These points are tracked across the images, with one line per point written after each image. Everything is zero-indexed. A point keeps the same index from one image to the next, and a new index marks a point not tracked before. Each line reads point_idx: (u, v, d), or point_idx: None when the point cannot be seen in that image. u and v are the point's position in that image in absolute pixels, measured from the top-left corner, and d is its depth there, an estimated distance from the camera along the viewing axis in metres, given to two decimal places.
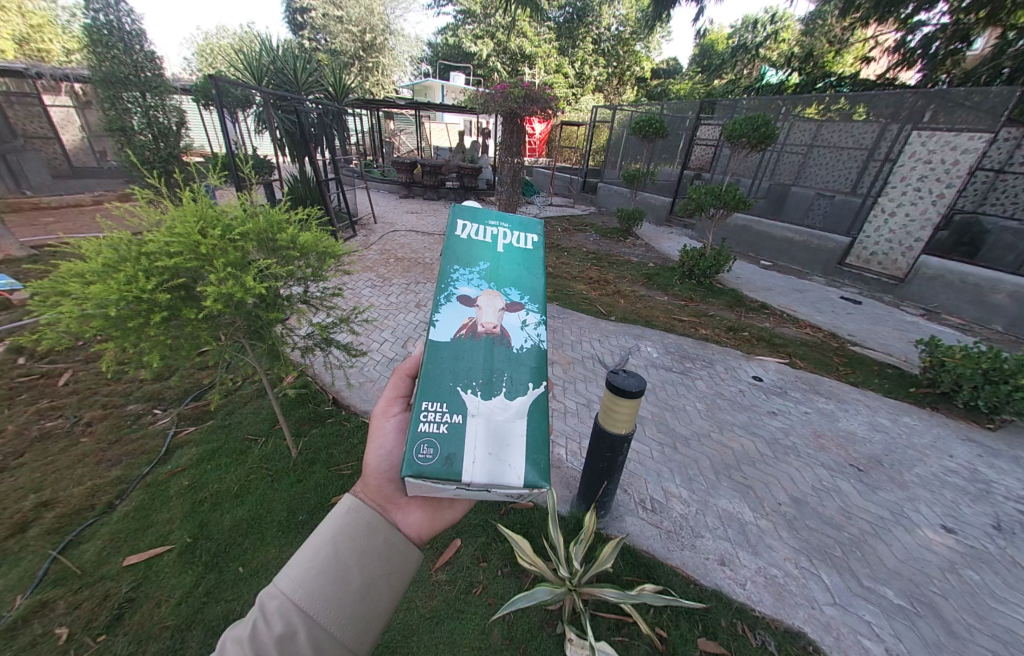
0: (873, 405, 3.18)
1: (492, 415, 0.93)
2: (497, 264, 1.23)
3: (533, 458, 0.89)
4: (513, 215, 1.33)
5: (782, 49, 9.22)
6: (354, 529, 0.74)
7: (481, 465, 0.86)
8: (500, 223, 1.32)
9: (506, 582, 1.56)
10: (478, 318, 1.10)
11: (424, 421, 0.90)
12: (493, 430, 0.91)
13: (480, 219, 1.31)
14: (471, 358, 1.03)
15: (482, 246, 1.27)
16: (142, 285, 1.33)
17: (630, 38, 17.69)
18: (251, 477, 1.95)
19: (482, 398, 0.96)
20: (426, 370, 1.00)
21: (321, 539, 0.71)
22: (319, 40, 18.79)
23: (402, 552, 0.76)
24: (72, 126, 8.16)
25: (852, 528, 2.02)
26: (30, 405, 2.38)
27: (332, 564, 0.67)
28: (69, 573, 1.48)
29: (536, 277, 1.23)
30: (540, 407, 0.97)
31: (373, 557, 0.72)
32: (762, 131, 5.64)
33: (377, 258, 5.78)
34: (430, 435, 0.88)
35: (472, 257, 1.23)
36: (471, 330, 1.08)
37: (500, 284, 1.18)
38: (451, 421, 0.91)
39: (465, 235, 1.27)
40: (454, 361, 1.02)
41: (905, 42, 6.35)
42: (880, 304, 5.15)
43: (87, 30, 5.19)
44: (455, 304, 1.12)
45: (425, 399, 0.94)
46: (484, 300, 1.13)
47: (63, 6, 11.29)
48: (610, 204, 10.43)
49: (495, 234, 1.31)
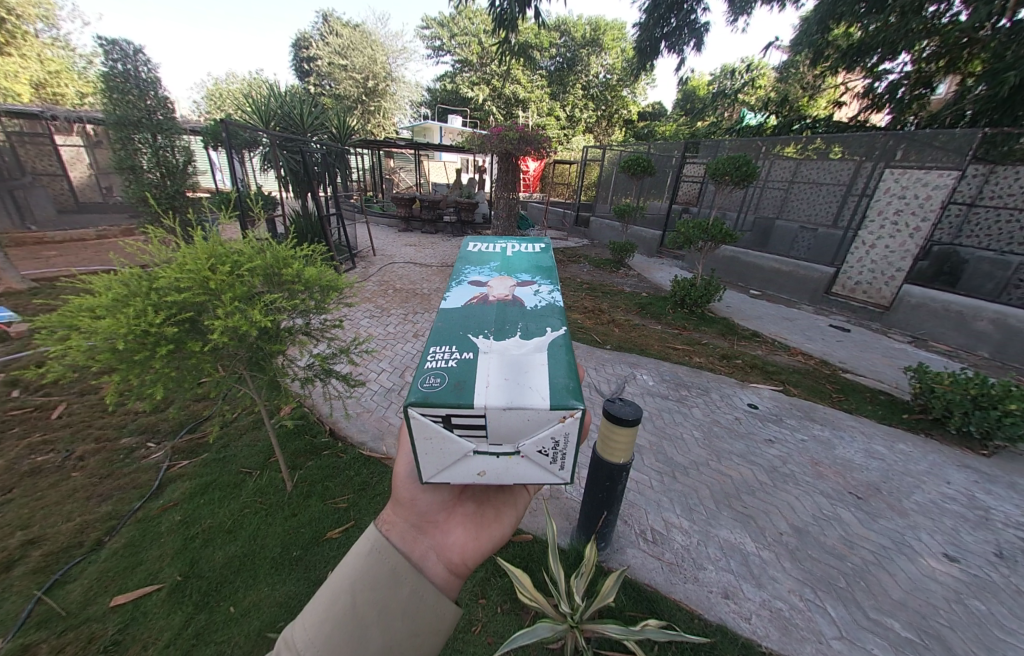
0: (868, 431, 3.21)
1: (506, 352, 0.99)
2: (506, 264, 1.53)
3: (554, 381, 0.90)
4: (516, 238, 1.74)
5: (759, 94, 10.01)
6: (376, 578, 0.76)
7: (495, 386, 0.87)
8: (507, 244, 1.71)
9: (505, 620, 1.52)
10: (490, 292, 1.30)
11: (434, 359, 0.97)
12: (507, 362, 0.95)
13: (489, 242, 1.74)
14: (483, 315, 1.17)
15: (492, 255, 1.61)
16: (151, 319, 1.38)
17: (617, 85, 19.09)
18: (245, 511, 1.91)
19: (492, 340, 1.04)
20: (437, 327, 1.12)
21: (342, 586, 0.74)
22: (325, 86, 20.05)
23: (427, 608, 0.76)
24: (81, 164, 8.69)
25: (855, 558, 2.00)
26: (21, 439, 2.35)
27: (349, 621, 0.70)
28: (53, 615, 1.43)
29: (540, 268, 1.50)
30: (556, 346, 1.03)
31: (396, 614, 0.73)
32: (744, 170, 6.03)
33: (376, 290, 5.90)
34: (439, 368, 0.93)
35: (483, 260, 1.55)
36: (482, 299, 1.26)
37: (509, 273, 1.44)
38: (460, 358, 0.97)
39: (477, 250, 1.64)
40: (466, 319, 1.16)
41: (873, 88, 6.92)
42: (868, 332, 5.30)
43: (104, 78, 5.55)
44: (466, 288, 1.36)
45: (435, 343, 1.03)
46: (495, 281, 1.37)
47: (81, 55, 12.33)
48: (602, 237, 10.85)
49: (503, 249, 1.68)
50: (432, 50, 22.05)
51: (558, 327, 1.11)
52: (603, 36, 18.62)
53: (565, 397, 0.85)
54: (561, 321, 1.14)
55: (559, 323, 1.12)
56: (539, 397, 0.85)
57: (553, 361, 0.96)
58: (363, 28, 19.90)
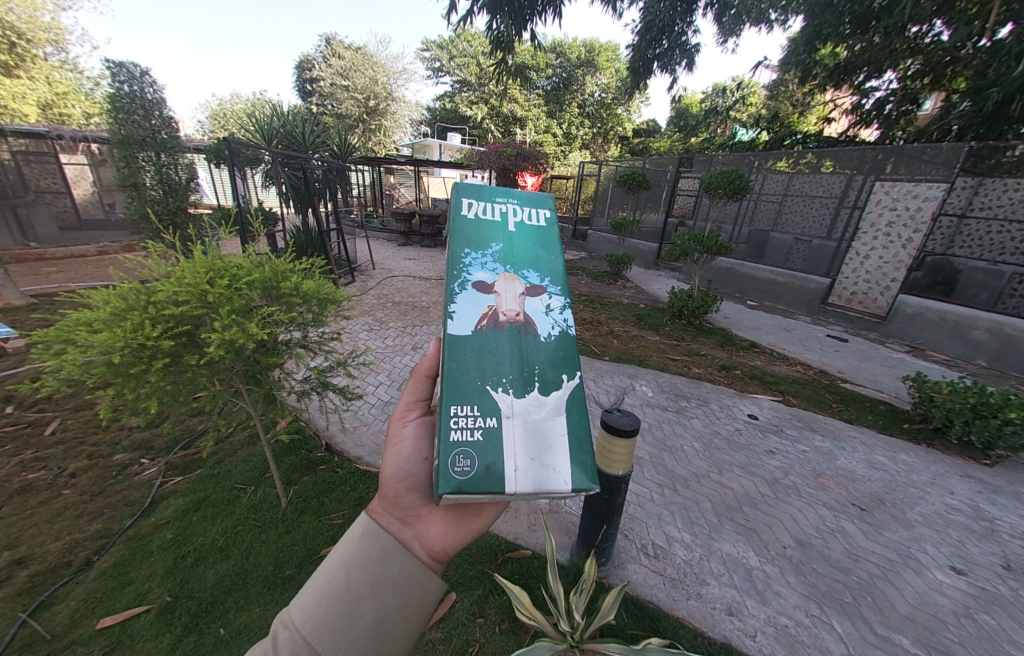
0: (869, 441, 3.19)
1: (527, 415, 1.03)
2: (510, 246, 1.33)
3: (575, 457, 1.00)
4: (518, 191, 1.42)
5: (750, 111, 10.29)
6: (366, 557, 0.75)
7: (523, 470, 0.95)
8: (507, 200, 1.42)
9: (503, 640, 1.47)
10: (499, 306, 1.19)
11: (456, 428, 0.98)
12: (531, 432, 1.00)
13: (485, 198, 1.39)
14: (498, 352, 1.12)
15: (491, 225, 1.36)
16: (148, 333, 1.38)
17: (611, 103, 19.62)
18: (238, 528, 1.87)
19: (513, 398, 1.05)
20: (451, 369, 1.06)
21: (334, 566, 0.74)
22: (327, 106, 20.57)
23: (416, 584, 0.76)
24: (84, 182, 8.84)
25: (860, 571, 1.96)
26: (13, 456, 2.32)
27: (341, 598, 0.70)
28: (37, 639, 1.38)
29: (547, 258, 1.35)
30: (573, 403, 1.09)
31: (386, 590, 0.73)
32: (736, 184, 6.15)
33: (374, 303, 5.92)
34: (466, 445, 0.96)
35: (484, 240, 1.32)
36: (492, 319, 1.17)
37: (516, 267, 1.29)
38: (485, 427, 1.00)
39: (474, 213, 1.35)
40: (479, 357, 1.11)
41: (861, 105, 7.17)
42: (865, 342, 5.32)
43: (111, 98, 5.69)
44: (470, 292, 1.20)
45: (454, 402, 1.01)
46: (502, 284, 1.23)
47: (89, 77, 12.65)
48: (599, 250, 10.98)
49: (504, 211, 1.39)
50: (431, 71, 22.68)
51: (573, 373, 1.14)
52: (598, 57, 19.23)
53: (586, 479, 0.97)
54: (577, 364, 1.15)
55: (574, 367, 1.14)
56: (565, 480, 0.96)
57: (571, 429, 1.05)
58: (365, 50, 20.50)
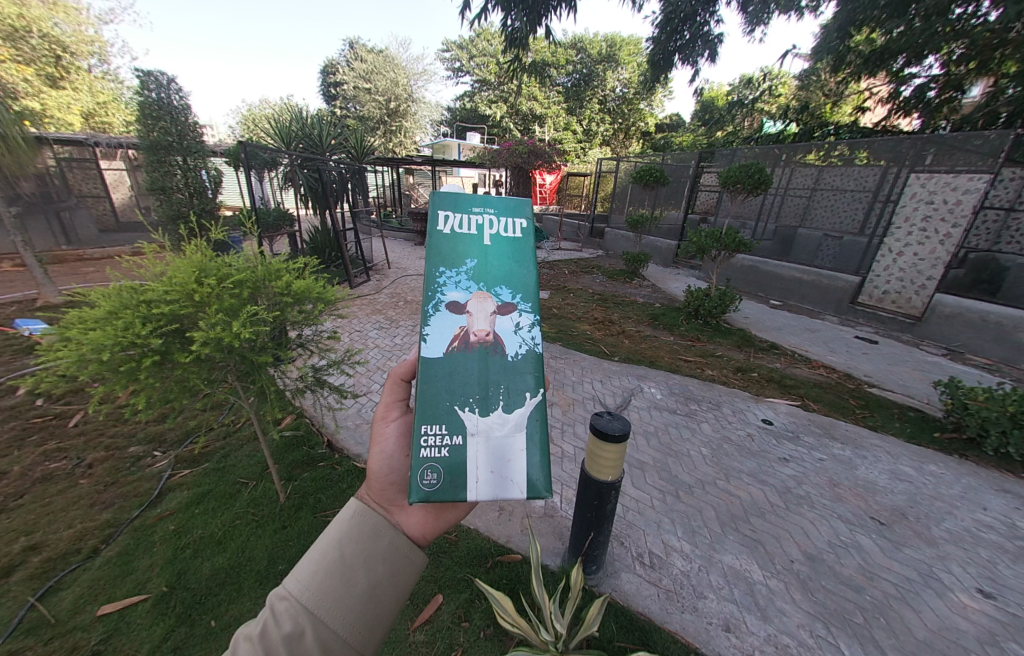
0: (894, 451, 3.00)
1: (490, 432, 1.08)
2: (483, 260, 1.26)
3: (530, 470, 1.06)
4: (494, 198, 1.31)
5: (780, 102, 9.85)
6: (359, 532, 0.78)
7: (484, 482, 1.03)
8: (484, 210, 1.31)
9: (486, 646, 1.45)
10: (469, 326, 1.17)
11: (427, 446, 1.03)
12: (493, 448, 1.07)
13: (461, 208, 1.29)
14: (467, 371, 1.13)
15: (467, 239, 1.28)
16: (138, 331, 1.41)
17: (633, 98, 19.18)
18: (236, 522, 1.92)
19: (478, 416, 1.09)
20: (424, 390, 1.08)
21: (328, 542, 0.75)
22: (350, 108, 21.06)
23: (404, 557, 0.79)
24: (122, 186, 9.02)
25: (875, 591, 1.84)
26: (38, 446, 2.45)
27: (337, 567, 0.72)
28: (43, 622, 1.46)
29: (521, 272, 1.27)
30: (533, 420, 1.11)
31: (378, 560, 0.76)
32: (756, 178, 5.91)
33: (386, 303, 5.99)
34: (434, 460, 1.02)
35: (458, 255, 1.25)
36: (462, 341, 1.16)
37: (488, 283, 1.23)
38: (452, 444, 1.05)
39: (449, 228, 1.27)
40: (449, 378, 1.12)
41: (899, 93, 6.78)
42: (898, 344, 5.01)
43: (141, 105, 5.95)
44: (444, 314, 1.18)
45: (424, 422, 1.06)
46: (474, 303, 1.19)
47: (128, 86, 13.28)
48: (617, 248, 10.80)
49: (480, 223, 1.30)
50: (451, 72, 22.74)
51: (536, 390, 1.14)
52: (619, 51, 18.84)
53: (539, 488, 1.05)
54: (540, 380, 1.15)
55: (538, 384, 1.15)
56: (518, 489, 1.04)
57: (530, 444, 1.09)
58: (387, 53, 20.82)
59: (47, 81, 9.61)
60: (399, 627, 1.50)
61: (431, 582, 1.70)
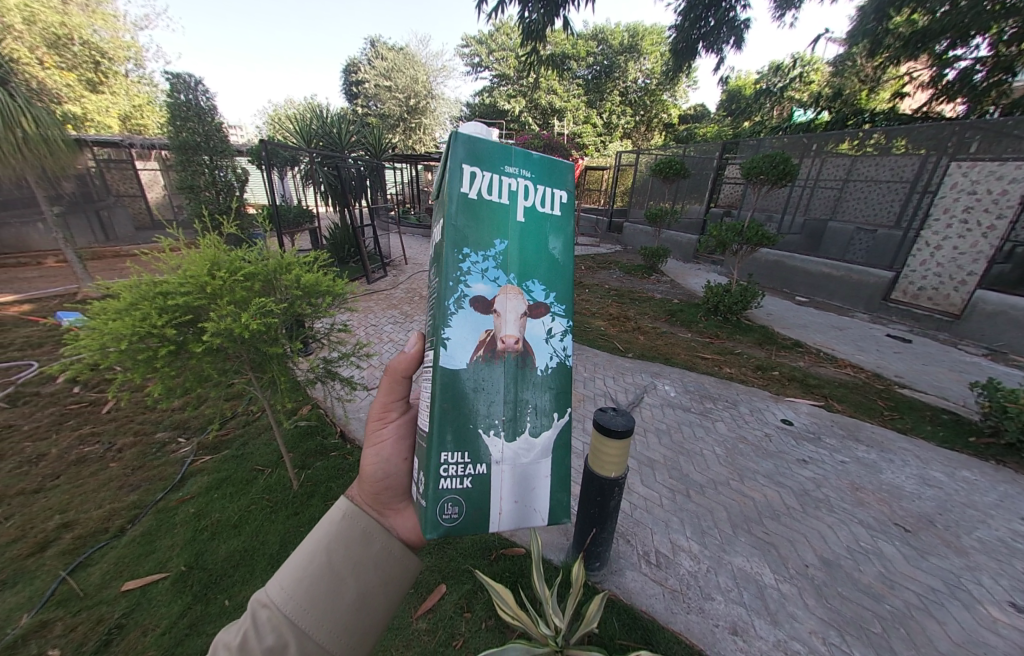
0: (924, 455, 2.84)
1: (517, 459, 0.83)
2: (519, 243, 0.82)
3: (557, 497, 0.87)
4: (535, 151, 0.82)
5: (811, 89, 9.41)
6: (348, 539, 0.79)
7: (507, 514, 0.83)
8: (519, 170, 0.82)
9: (487, 637, 1.46)
10: (497, 330, 0.80)
11: (447, 475, 0.78)
12: (525, 477, 0.85)
13: (489, 151, 0.78)
14: (498, 384, 0.81)
15: (497, 215, 0.80)
16: (155, 321, 1.48)
17: (656, 89, 18.65)
18: (252, 508, 2.00)
19: (505, 440, 0.82)
20: (440, 409, 0.77)
21: (316, 547, 0.76)
22: (370, 106, 21.36)
23: (396, 564, 0.82)
24: (156, 186, 9.56)
25: (895, 600, 1.75)
26: (74, 430, 2.62)
27: (325, 575, 0.74)
28: (72, 595, 1.56)
29: (566, 264, 0.86)
30: (566, 442, 0.87)
31: (368, 567, 0.78)
32: (781, 168, 5.67)
33: (402, 298, 6.08)
34: (455, 491, 0.79)
35: (483, 230, 0.79)
36: (489, 349, 0.79)
37: (521, 273, 0.82)
38: (476, 474, 0.80)
39: (474, 193, 0.78)
40: (475, 393, 0.79)
41: (941, 77, 6.38)
42: (932, 343, 4.74)
43: (171, 107, 6.20)
44: (464, 312, 0.77)
45: (442, 449, 0.77)
46: (506, 302, 0.80)
47: (162, 89, 13.84)
48: (635, 243, 10.61)
49: (513, 190, 0.81)
50: (470, 67, 22.67)
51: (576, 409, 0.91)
52: (641, 41, 18.40)
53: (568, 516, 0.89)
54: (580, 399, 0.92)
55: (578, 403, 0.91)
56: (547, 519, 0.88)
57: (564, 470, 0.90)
58: (407, 50, 20.96)
59: (88, 86, 10.12)
60: (403, 614, 1.53)
61: (435, 572, 1.72)
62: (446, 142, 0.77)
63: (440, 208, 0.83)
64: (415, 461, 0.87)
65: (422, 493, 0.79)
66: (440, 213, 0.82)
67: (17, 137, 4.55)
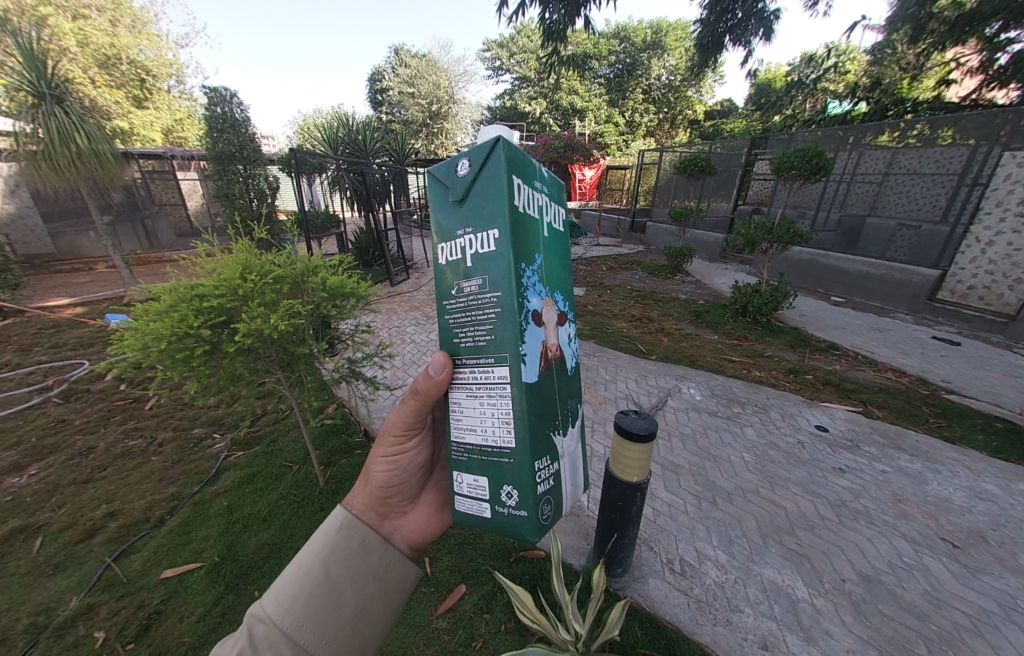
0: (977, 466, 2.63)
1: (572, 447, 0.86)
2: (549, 257, 0.78)
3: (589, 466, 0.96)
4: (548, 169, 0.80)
5: (848, 79, 8.96)
6: (347, 550, 0.81)
7: (572, 496, 0.86)
8: (542, 184, 0.77)
9: (507, 639, 1.45)
10: (549, 341, 0.77)
11: (542, 480, 0.75)
12: (577, 461, 0.89)
13: (526, 158, 0.70)
14: (553, 392, 0.79)
15: (535, 229, 0.74)
16: (191, 322, 1.56)
17: (680, 85, 18.23)
18: (280, 503, 2.07)
19: (564, 433, 0.83)
20: (528, 421, 0.72)
21: (313, 559, 0.78)
22: (394, 113, 21.91)
23: (394, 574, 0.84)
24: (196, 195, 10.13)
25: (943, 620, 1.63)
26: (120, 425, 2.80)
27: (323, 588, 0.75)
28: (116, 581, 1.66)
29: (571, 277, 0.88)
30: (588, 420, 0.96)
31: (367, 579, 0.80)
32: (814, 162, 5.41)
33: (425, 299, 6.17)
34: (547, 492, 0.77)
35: (528, 243, 0.71)
36: (547, 361, 0.76)
37: (554, 285, 0.79)
38: (555, 470, 0.80)
39: (521, 204, 0.69)
40: (545, 401, 0.76)
41: (993, 61, 5.95)
42: (985, 346, 4.39)
43: (209, 120, 6.57)
44: (530, 330, 0.70)
45: (534, 458, 0.74)
46: (549, 314, 0.77)
47: (202, 103, 14.68)
48: (658, 242, 10.37)
49: (541, 204, 0.76)
50: (491, 70, 22.79)
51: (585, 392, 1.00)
52: (665, 38, 18.07)
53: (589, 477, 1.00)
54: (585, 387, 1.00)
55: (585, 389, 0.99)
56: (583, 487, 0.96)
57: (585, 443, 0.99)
58: (429, 57, 21.37)
59: (135, 103, 10.81)
60: (423, 613, 1.55)
61: (455, 571, 1.73)
62: (491, 146, 0.65)
63: (473, 217, 0.70)
64: (479, 480, 0.80)
65: (517, 507, 0.74)
66: (478, 223, 0.69)
67: (72, 152, 4.93)
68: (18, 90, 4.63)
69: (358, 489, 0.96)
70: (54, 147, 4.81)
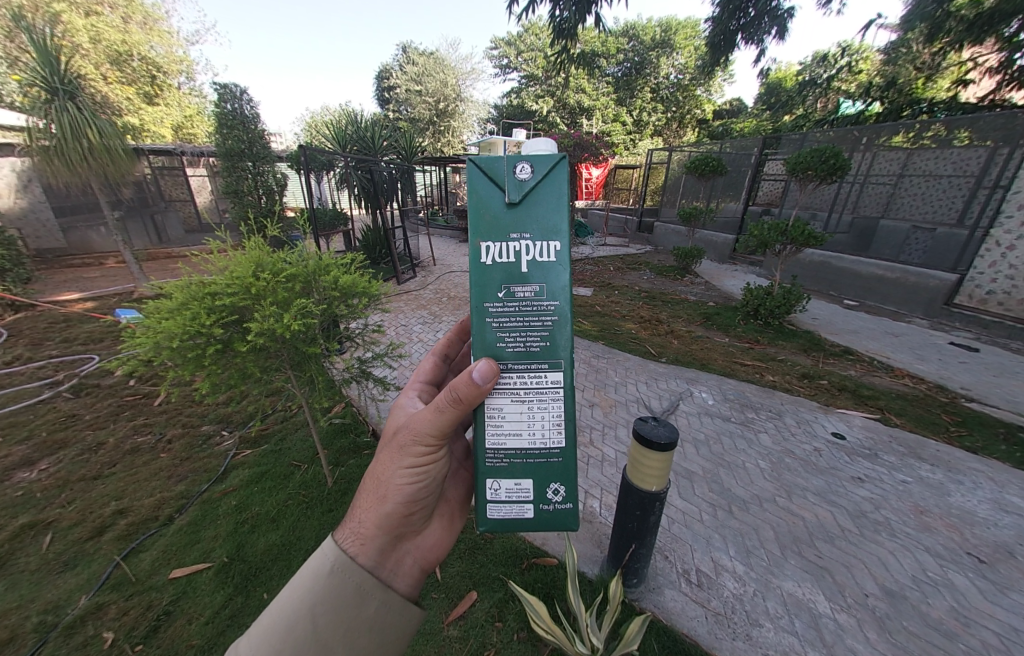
0: (999, 477, 2.54)
1: None
2: None
3: None
4: None
5: (861, 78, 8.78)
6: (338, 601, 0.78)
7: None
8: None
9: (520, 649, 1.42)
10: None
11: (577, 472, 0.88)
12: None
13: None
14: None
15: None
16: (203, 321, 1.54)
17: (689, 84, 18.00)
18: (288, 503, 2.05)
19: None
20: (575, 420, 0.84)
21: (301, 613, 0.75)
22: (401, 110, 21.87)
23: (392, 622, 0.82)
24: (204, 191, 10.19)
25: (971, 639, 1.57)
26: (130, 421, 2.81)
27: (312, 644, 0.73)
28: (125, 580, 1.65)
29: None
30: None
31: (361, 632, 0.78)
32: (831, 163, 5.27)
33: (431, 298, 6.15)
34: None
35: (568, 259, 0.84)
36: None
37: None
38: None
39: None
40: None
41: (1012, 61, 5.82)
42: (1005, 352, 4.27)
43: (218, 116, 6.58)
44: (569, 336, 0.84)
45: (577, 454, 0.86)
46: None
47: (211, 100, 14.74)
48: (667, 243, 10.25)
49: None
50: (499, 69, 22.68)
51: None
52: (674, 36, 17.89)
53: None
54: None
55: None
56: None
57: None
58: (437, 54, 21.32)
59: (146, 99, 10.90)
60: (433, 619, 1.52)
61: (466, 577, 1.70)
62: (560, 166, 0.76)
63: (532, 225, 0.78)
64: (521, 482, 0.85)
65: (564, 500, 0.84)
66: (538, 233, 0.78)
67: (84, 147, 4.96)
68: (32, 86, 4.70)
69: (372, 510, 0.89)
70: (66, 142, 4.84)
